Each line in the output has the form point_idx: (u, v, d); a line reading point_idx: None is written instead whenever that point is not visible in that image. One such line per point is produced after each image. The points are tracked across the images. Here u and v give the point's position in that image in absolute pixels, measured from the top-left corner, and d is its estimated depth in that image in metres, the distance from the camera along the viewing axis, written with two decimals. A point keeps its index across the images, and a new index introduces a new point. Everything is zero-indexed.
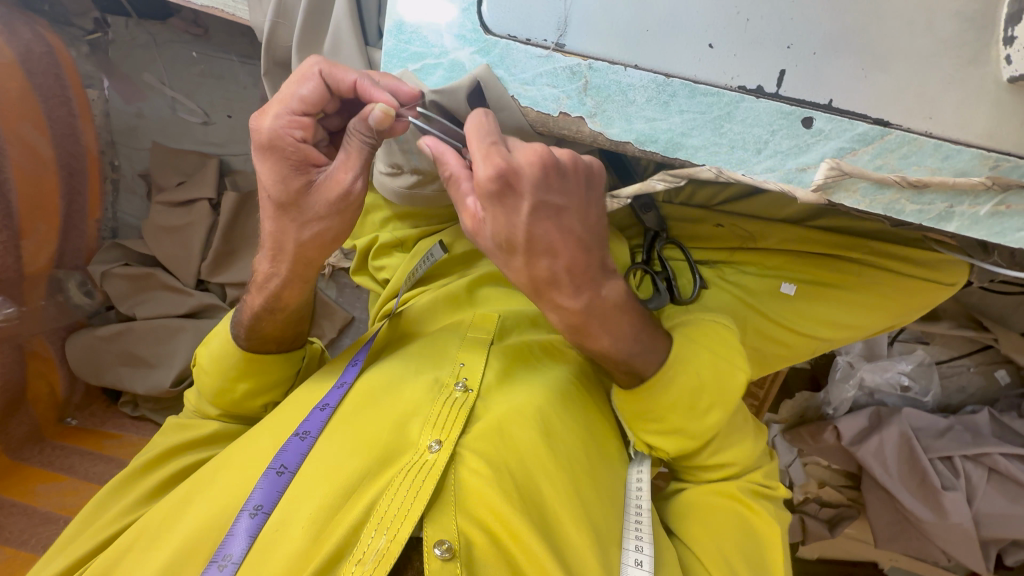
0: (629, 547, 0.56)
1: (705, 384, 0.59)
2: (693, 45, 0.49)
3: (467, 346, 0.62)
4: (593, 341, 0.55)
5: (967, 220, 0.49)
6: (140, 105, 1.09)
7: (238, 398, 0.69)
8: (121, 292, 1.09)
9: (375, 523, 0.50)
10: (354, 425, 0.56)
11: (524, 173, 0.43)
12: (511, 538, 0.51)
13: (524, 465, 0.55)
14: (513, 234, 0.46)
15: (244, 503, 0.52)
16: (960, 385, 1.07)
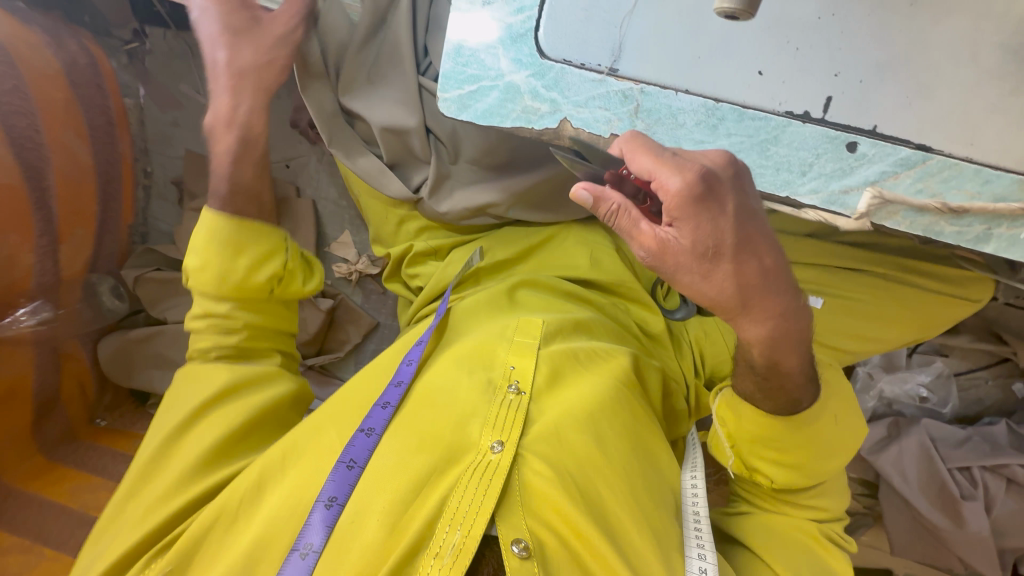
0: (693, 555, 0.57)
1: (841, 428, 0.62)
2: (744, 72, 0.51)
3: (517, 350, 0.65)
4: (785, 360, 0.55)
5: (1005, 241, 0.50)
6: (176, 114, 1.12)
7: (231, 276, 0.68)
8: (152, 295, 1.11)
9: (449, 519, 0.51)
10: (416, 425, 0.58)
11: (722, 173, 0.45)
12: (578, 538, 0.53)
13: (583, 470, 0.56)
14: (720, 242, 0.45)
15: (316, 496, 0.54)
16: (977, 397, 1.08)
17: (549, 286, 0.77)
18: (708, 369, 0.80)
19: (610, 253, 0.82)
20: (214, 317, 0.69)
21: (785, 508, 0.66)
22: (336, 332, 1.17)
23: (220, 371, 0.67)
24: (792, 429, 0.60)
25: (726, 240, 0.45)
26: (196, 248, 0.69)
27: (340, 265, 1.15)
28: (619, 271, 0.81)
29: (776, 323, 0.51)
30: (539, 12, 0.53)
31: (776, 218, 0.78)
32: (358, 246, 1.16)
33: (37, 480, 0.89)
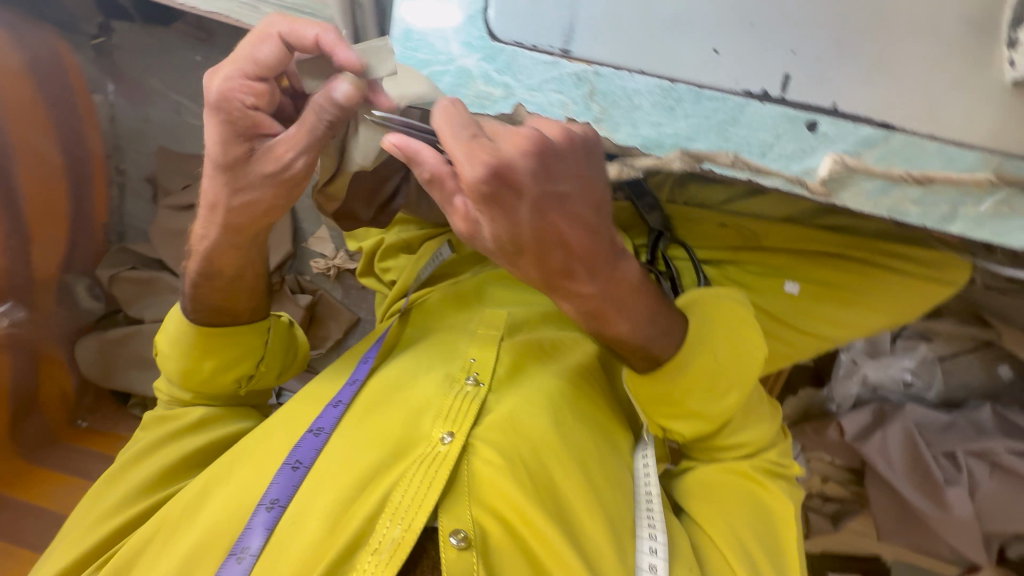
0: (644, 535, 0.59)
1: (720, 364, 0.61)
2: (699, 51, 0.49)
3: (478, 343, 0.66)
4: (609, 326, 0.56)
5: (970, 221, 0.49)
6: (146, 109, 1.09)
7: (197, 373, 0.66)
8: (129, 295, 1.09)
9: (390, 514, 0.52)
10: (369, 422, 0.60)
11: (519, 164, 0.42)
12: (526, 525, 0.54)
13: (538, 457, 0.58)
14: (519, 236, 0.46)
15: (260, 498, 0.55)
16: (963, 380, 1.07)
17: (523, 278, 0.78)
18: None
19: None
20: (179, 399, 0.70)
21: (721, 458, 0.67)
22: (318, 328, 1.14)
23: (185, 413, 0.68)
24: (669, 381, 0.60)
25: (525, 234, 0.46)
26: (168, 335, 0.68)
27: (318, 260, 1.15)
28: None
29: (618, 293, 0.54)
30: None
31: (753, 203, 0.76)
32: (335, 240, 1.16)
33: (15, 484, 0.89)
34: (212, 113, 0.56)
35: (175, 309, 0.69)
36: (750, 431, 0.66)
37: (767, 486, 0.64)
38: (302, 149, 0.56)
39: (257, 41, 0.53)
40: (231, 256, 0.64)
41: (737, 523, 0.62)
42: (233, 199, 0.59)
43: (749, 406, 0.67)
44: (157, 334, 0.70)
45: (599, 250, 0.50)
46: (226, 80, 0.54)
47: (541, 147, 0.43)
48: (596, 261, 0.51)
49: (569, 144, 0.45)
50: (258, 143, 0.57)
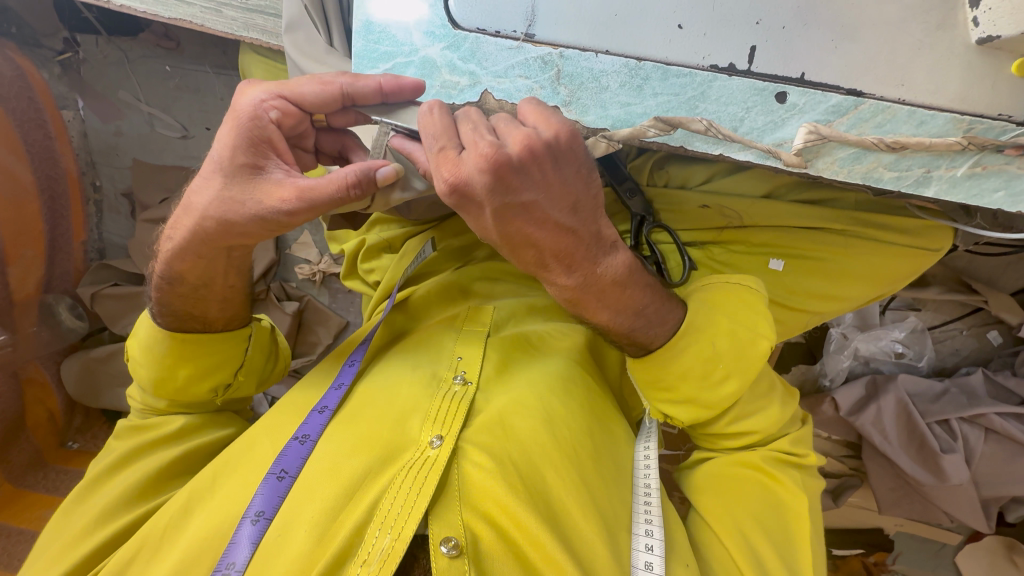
0: (639, 532, 0.59)
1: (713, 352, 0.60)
2: (663, 27, 0.49)
3: (464, 342, 0.67)
4: (591, 314, 0.56)
5: (945, 183, 0.49)
6: (118, 123, 1.08)
7: (173, 381, 0.65)
8: (113, 311, 1.07)
9: (380, 524, 0.52)
10: (355, 428, 0.59)
11: (475, 180, 0.44)
12: (519, 530, 0.53)
13: (528, 456, 0.58)
14: (489, 236, 0.50)
15: (245, 511, 0.54)
16: (954, 348, 1.08)
17: (509, 272, 0.78)
18: None
19: None
20: (154, 406, 0.68)
21: (728, 445, 0.67)
22: (306, 334, 1.14)
23: (164, 421, 0.68)
24: (660, 366, 0.60)
25: (500, 231, 0.49)
26: (141, 340, 0.66)
27: (302, 267, 1.14)
28: None
29: (598, 287, 0.53)
30: None
31: (727, 181, 0.79)
32: (319, 245, 1.14)
33: (5, 509, 0.87)
34: (233, 121, 0.51)
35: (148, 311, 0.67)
36: (760, 421, 0.65)
37: (778, 476, 0.63)
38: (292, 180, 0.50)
39: (311, 79, 0.52)
40: (193, 265, 0.60)
41: (741, 510, 0.62)
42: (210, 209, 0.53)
43: (756, 397, 0.66)
44: (130, 338, 0.68)
45: (576, 248, 0.51)
46: (263, 93, 0.51)
47: (504, 160, 0.44)
48: (573, 257, 0.51)
49: (535, 151, 0.44)
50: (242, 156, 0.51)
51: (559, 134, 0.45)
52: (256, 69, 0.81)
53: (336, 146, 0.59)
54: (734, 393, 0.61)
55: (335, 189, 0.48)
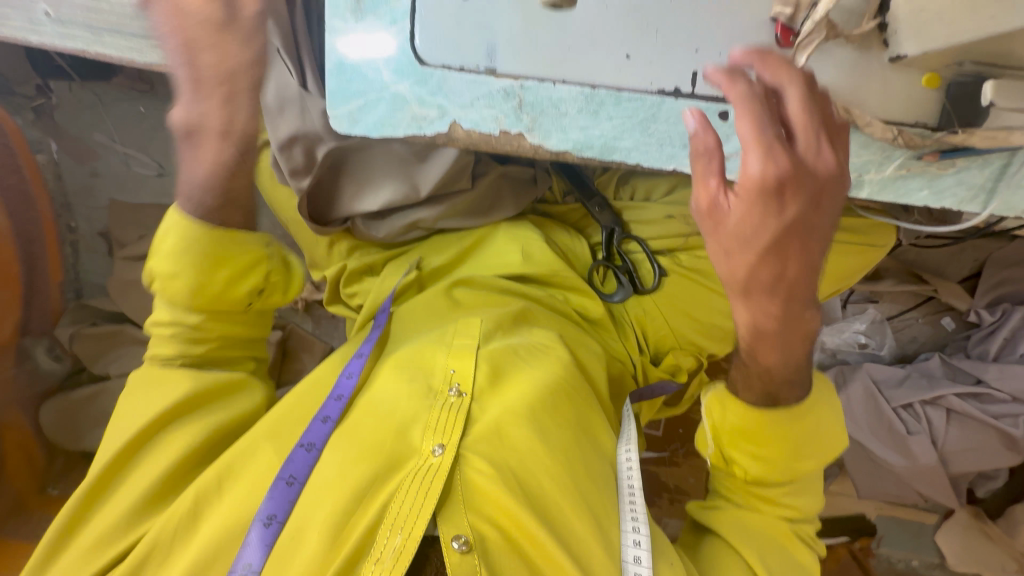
0: (627, 529, 0.62)
1: (806, 425, 0.64)
2: (612, 57, 0.53)
3: (455, 354, 0.70)
4: (764, 356, 0.58)
5: (876, 185, 0.56)
6: (93, 165, 1.07)
7: (222, 288, 0.66)
8: (90, 352, 1.08)
9: (389, 525, 0.55)
10: (357, 438, 0.62)
11: (794, 176, 0.46)
12: (519, 528, 0.57)
13: (524, 463, 0.61)
14: (753, 236, 0.47)
15: (254, 515, 0.57)
16: (912, 335, 1.14)
17: (478, 282, 0.82)
18: (651, 346, 0.90)
19: (540, 243, 0.85)
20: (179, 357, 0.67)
21: (765, 508, 0.67)
22: (292, 362, 1.15)
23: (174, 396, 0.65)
24: (772, 421, 0.63)
25: (766, 235, 0.47)
26: (163, 255, 0.64)
27: None
28: (551, 260, 0.85)
29: None
30: (410, 23, 0.54)
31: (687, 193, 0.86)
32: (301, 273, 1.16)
33: None
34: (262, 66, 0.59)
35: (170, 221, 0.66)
36: (804, 502, 0.68)
37: (791, 535, 0.66)
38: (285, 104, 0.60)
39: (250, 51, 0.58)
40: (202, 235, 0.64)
41: (758, 543, 0.64)
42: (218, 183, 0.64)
43: (809, 478, 0.69)
44: (149, 259, 0.66)
45: (795, 287, 0.50)
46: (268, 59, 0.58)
47: (795, 176, 0.46)
48: (754, 292, 0.51)
49: (799, 173, 0.46)
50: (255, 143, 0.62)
51: (830, 172, 0.47)
52: None
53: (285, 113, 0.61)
54: (807, 470, 0.65)
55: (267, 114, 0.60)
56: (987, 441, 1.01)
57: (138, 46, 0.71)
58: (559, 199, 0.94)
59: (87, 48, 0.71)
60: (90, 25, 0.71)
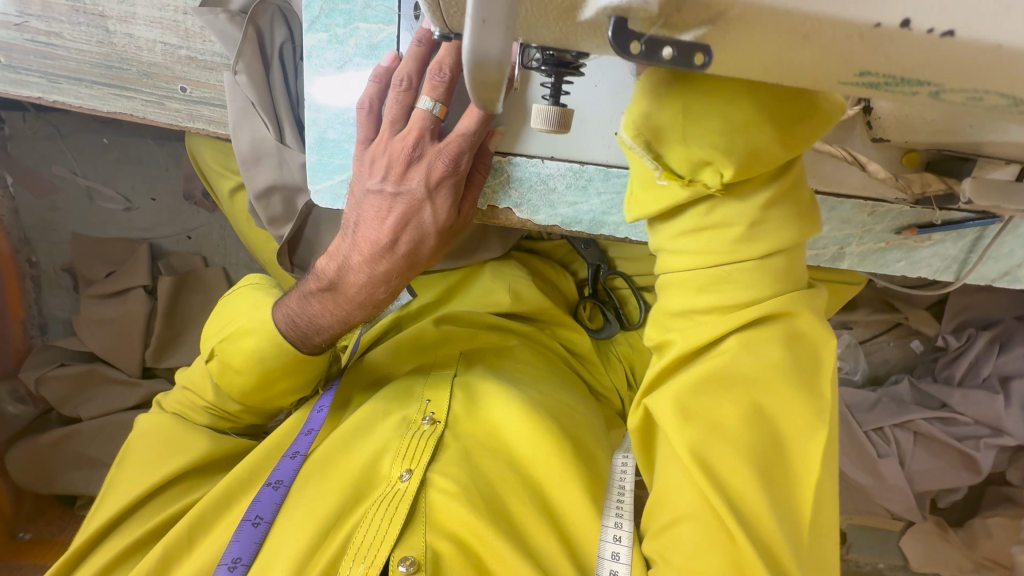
0: (608, 524, 0.55)
1: (819, 103, 0.37)
2: (601, 135, 0.52)
3: (431, 386, 0.70)
4: None
5: (855, 257, 0.58)
6: (53, 198, 1.01)
7: (265, 391, 0.62)
8: (62, 393, 1.00)
9: (353, 554, 0.54)
10: (328, 468, 0.62)
11: None
12: (482, 546, 0.54)
13: (492, 485, 0.59)
14: None
15: (220, 559, 0.56)
16: (883, 357, 1.18)
17: (471, 318, 0.80)
18: (640, 380, 0.87)
19: (526, 281, 0.83)
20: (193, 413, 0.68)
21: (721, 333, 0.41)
22: None
23: (176, 452, 0.65)
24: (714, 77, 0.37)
25: None
26: (234, 345, 0.60)
27: None
28: (538, 299, 0.83)
29: None
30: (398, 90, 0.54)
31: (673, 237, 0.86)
32: None
33: None
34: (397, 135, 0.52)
35: (243, 302, 0.65)
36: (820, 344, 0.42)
37: (795, 395, 0.40)
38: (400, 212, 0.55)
39: (403, 125, 0.53)
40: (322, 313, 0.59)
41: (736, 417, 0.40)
42: (340, 279, 0.58)
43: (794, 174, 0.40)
44: (211, 334, 0.63)
45: None
46: (397, 134, 0.53)
47: None
48: None
49: None
50: (368, 244, 0.56)
51: None
52: (205, 150, 0.80)
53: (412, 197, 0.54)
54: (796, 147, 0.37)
55: (390, 208, 0.55)
56: (950, 462, 1.06)
57: (99, 94, 0.67)
58: (544, 235, 0.93)
59: (43, 95, 0.67)
60: (47, 72, 0.66)
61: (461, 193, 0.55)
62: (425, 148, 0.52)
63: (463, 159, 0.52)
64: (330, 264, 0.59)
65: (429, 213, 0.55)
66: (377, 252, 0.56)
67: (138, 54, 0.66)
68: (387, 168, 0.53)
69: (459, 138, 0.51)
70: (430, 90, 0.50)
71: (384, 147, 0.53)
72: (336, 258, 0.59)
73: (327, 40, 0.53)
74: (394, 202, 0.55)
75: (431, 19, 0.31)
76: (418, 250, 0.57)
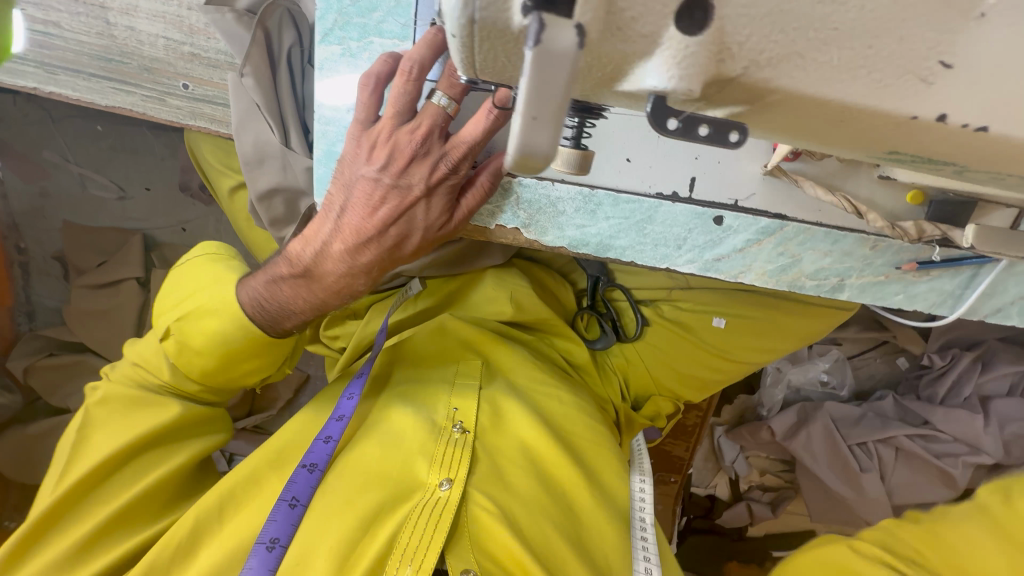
0: (637, 566, 0.60)
1: None
2: (613, 161, 0.53)
3: (459, 393, 0.68)
4: None
5: (856, 289, 0.58)
6: (43, 184, 0.99)
7: (230, 370, 0.63)
8: (49, 383, 1.00)
9: (399, 556, 0.53)
10: (362, 466, 0.60)
11: None
12: (525, 572, 0.55)
13: (527, 508, 0.59)
14: None
15: (256, 538, 0.54)
16: (870, 373, 1.21)
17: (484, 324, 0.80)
18: (632, 393, 0.90)
19: (528, 290, 0.82)
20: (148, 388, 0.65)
21: None
22: (266, 390, 1.12)
23: (134, 428, 0.62)
24: None
25: None
26: (194, 326, 0.60)
27: None
28: (539, 309, 0.82)
29: None
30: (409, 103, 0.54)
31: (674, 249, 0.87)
32: None
33: None
34: (401, 126, 0.50)
35: (200, 276, 0.64)
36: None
37: None
38: (391, 205, 0.53)
39: (410, 115, 0.50)
40: (292, 297, 0.59)
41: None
42: (317, 268, 0.57)
43: None
44: (167, 312, 0.62)
45: None
46: (404, 123, 0.50)
47: None
48: None
49: None
50: (350, 234, 0.55)
51: None
52: (203, 142, 0.78)
53: (404, 192, 0.52)
54: None
55: (379, 200, 0.53)
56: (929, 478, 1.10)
57: (97, 87, 0.65)
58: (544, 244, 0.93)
59: (39, 86, 0.65)
60: (43, 62, 0.64)
61: (455, 197, 0.54)
62: (432, 146, 0.50)
63: (466, 165, 0.52)
64: (304, 250, 0.57)
65: (422, 211, 0.54)
66: (361, 243, 0.55)
67: (140, 48, 0.64)
68: (387, 158, 0.51)
69: (467, 145, 0.50)
70: (447, 87, 0.48)
71: (388, 135, 0.50)
72: (312, 242, 0.56)
73: (340, 53, 0.52)
74: (390, 194, 0.52)
75: (459, 64, 0.30)
76: (402, 246, 0.56)
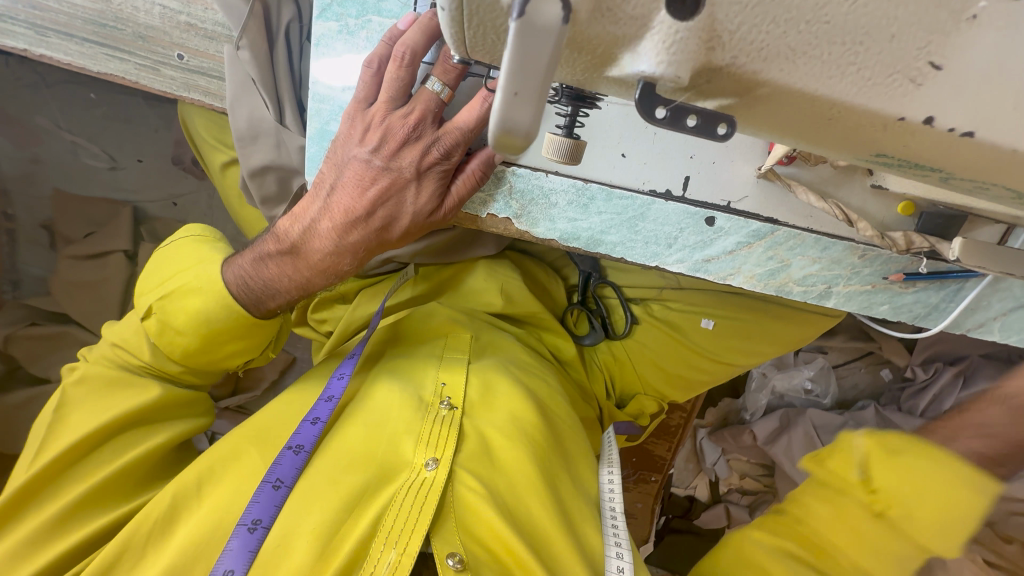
0: (611, 554, 0.58)
1: None
2: (608, 155, 0.53)
3: (447, 367, 0.67)
4: None
5: (842, 297, 0.58)
6: (34, 150, 0.97)
7: (212, 351, 0.62)
8: (32, 353, 0.98)
9: (384, 538, 0.52)
10: (348, 444, 0.59)
11: None
12: (510, 555, 0.54)
13: (513, 489, 0.59)
14: None
15: (238, 519, 0.53)
16: (853, 382, 1.22)
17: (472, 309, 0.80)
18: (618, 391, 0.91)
19: (518, 283, 0.82)
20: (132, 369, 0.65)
21: None
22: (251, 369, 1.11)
23: (116, 405, 0.61)
24: None
25: None
26: (176, 304, 0.59)
27: None
28: (528, 301, 0.82)
29: None
30: None
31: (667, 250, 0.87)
32: None
33: None
34: (394, 109, 0.50)
35: (186, 255, 0.64)
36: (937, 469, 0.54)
37: None
38: (381, 186, 0.52)
39: (404, 99, 0.50)
40: (278, 274, 0.58)
41: None
42: (305, 245, 0.57)
43: None
44: (149, 292, 0.61)
45: None
46: (397, 107, 0.50)
47: None
48: None
49: None
50: (340, 211, 0.54)
51: None
52: (198, 118, 0.77)
53: (394, 174, 0.52)
54: None
55: (369, 181, 0.52)
56: None
57: (90, 52, 0.64)
58: None
59: (30, 48, 0.64)
60: (35, 23, 0.63)
61: (447, 182, 0.54)
62: (425, 130, 0.50)
63: (459, 152, 0.51)
64: (293, 227, 0.57)
65: (413, 195, 0.53)
66: (350, 221, 0.54)
67: (135, 15, 0.63)
68: (380, 140, 0.50)
69: (461, 131, 0.49)
70: (442, 73, 0.48)
71: (382, 117, 0.50)
72: (303, 219, 0.56)
73: (337, 30, 0.52)
74: (380, 175, 0.52)
75: (451, 42, 0.30)
76: (391, 228, 0.56)
